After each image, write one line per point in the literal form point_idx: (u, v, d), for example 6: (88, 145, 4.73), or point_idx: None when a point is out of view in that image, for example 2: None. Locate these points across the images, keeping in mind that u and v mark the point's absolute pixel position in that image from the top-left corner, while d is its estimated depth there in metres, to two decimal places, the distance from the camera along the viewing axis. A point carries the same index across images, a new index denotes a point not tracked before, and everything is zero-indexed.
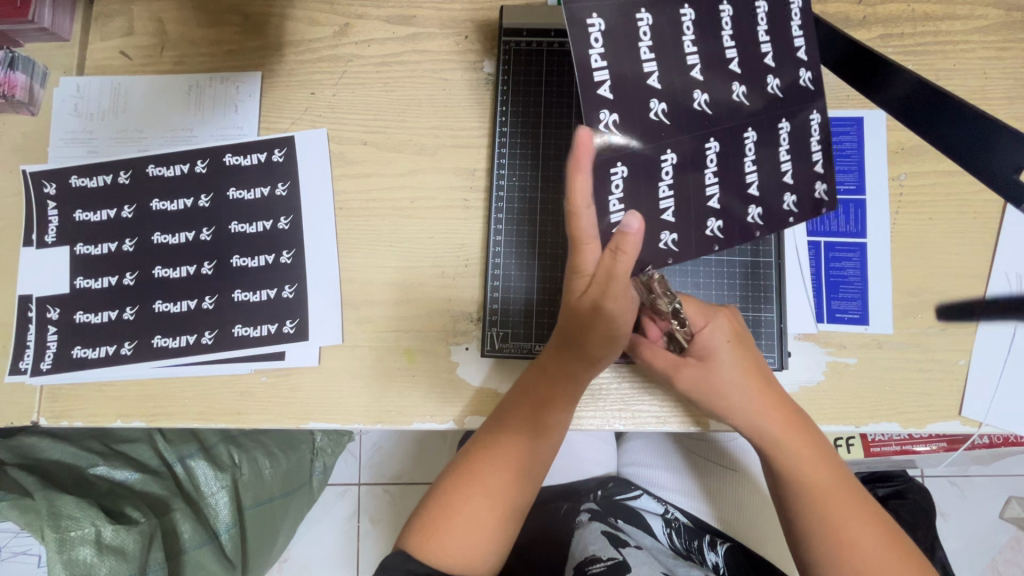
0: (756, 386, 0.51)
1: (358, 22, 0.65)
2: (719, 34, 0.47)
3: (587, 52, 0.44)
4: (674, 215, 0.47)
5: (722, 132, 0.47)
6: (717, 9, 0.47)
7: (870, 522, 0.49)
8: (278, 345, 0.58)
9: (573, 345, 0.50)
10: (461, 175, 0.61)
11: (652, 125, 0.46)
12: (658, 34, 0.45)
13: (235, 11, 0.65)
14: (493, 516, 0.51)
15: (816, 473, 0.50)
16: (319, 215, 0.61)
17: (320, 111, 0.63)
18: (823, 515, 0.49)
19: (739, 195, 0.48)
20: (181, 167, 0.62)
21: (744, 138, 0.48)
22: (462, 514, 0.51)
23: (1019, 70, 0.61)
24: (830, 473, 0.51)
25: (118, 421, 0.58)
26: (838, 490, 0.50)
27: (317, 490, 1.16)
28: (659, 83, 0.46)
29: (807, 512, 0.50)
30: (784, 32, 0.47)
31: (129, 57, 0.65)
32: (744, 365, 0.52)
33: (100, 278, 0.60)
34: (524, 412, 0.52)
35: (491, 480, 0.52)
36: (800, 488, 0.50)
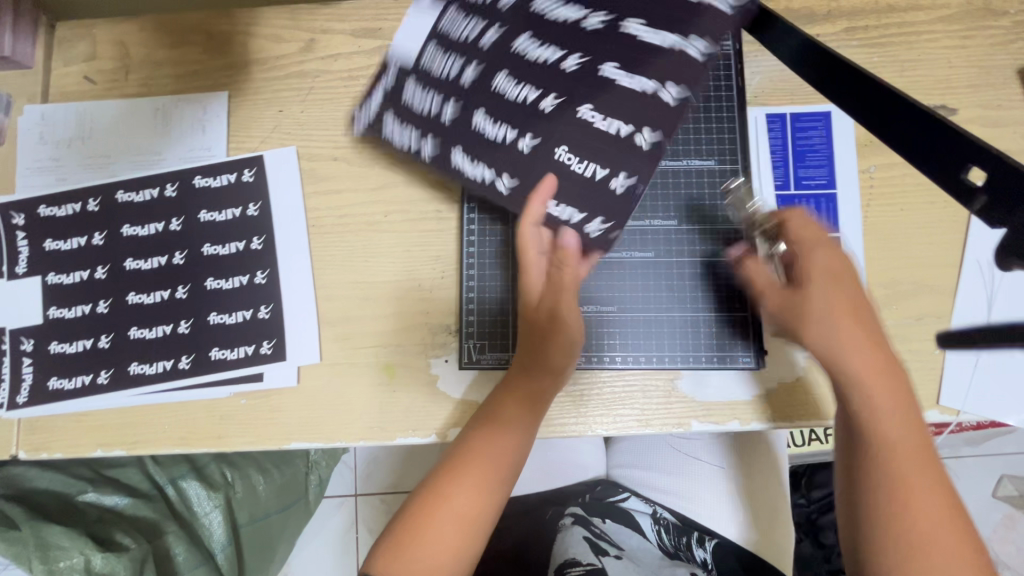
0: (853, 321, 0.47)
1: (324, 37, 0.64)
2: (500, 47, 0.57)
3: (447, 154, 0.58)
4: (602, 162, 0.56)
5: (602, 74, 0.55)
6: (456, 32, 0.58)
7: (939, 501, 0.44)
8: (255, 366, 0.58)
9: (539, 350, 0.52)
10: (433, 188, 0.61)
11: (508, 128, 0.57)
12: (444, 95, 0.58)
13: (200, 31, 0.65)
14: (468, 521, 0.51)
15: (895, 433, 0.46)
16: (292, 234, 0.60)
17: (288, 128, 0.63)
18: (893, 473, 0.45)
19: (657, 106, 0.55)
20: (151, 192, 0.61)
21: (625, 54, 0.55)
22: (438, 518, 0.50)
23: (984, 57, 0.61)
24: (912, 444, 0.45)
25: (99, 451, 0.58)
26: (914, 463, 0.45)
27: (314, 502, 1.15)
28: (513, 121, 0.57)
29: (867, 477, 0.45)
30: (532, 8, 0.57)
31: (94, 82, 0.64)
32: (840, 309, 0.48)
33: (73, 307, 0.60)
34: (505, 415, 0.53)
35: (469, 484, 0.51)
36: (872, 446, 0.46)
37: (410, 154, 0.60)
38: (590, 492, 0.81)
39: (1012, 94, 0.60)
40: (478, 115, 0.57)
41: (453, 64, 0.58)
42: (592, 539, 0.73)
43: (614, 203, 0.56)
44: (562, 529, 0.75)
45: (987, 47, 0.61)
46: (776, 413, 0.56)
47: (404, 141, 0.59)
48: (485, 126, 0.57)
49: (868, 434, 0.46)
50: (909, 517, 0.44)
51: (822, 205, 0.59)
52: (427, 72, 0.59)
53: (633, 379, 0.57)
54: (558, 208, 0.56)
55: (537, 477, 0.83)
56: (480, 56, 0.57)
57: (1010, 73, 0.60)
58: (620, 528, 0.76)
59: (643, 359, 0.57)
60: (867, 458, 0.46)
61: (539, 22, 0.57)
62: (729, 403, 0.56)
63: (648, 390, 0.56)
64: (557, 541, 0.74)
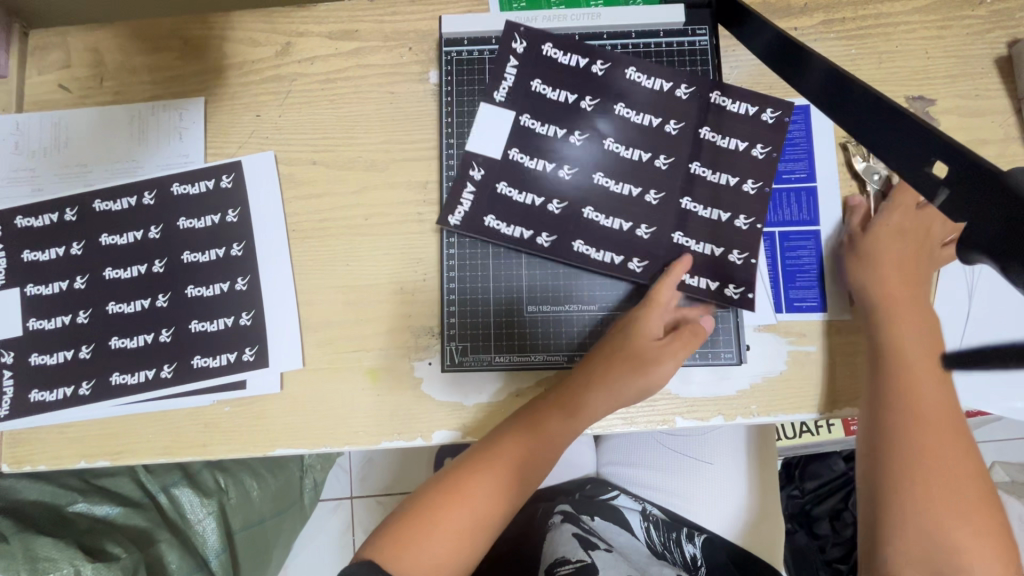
0: (909, 301, 0.54)
1: (300, 40, 0.64)
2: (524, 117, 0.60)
3: (594, 218, 0.58)
4: (676, 131, 0.59)
5: (614, 80, 0.60)
6: (475, 116, 0.61)
7: (956, 471, 0.49)
8: (237, 374, 0.58)
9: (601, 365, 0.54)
10: (413, 190, 0.61)
11: (654, 189, 0.59)
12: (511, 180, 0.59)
13: (175, 37, 0.64)
14: (473, 527, 0.51)
15: (925, 403, 0.51)
16: (272, 240, 0.60)
17: (266, 133, 0.62)
18: (919, 451, 0.50)
19: (682, 76, 0.60)
20: (128, 200, 0.61)
21: (613, 61, 0.61)
22: (450, 522, 0.51)
23: (961, 47, 0.61)
24: (941, 420, 0.51)
25: (83, 462, 0.57)
26: (940, 434, 0.50)
27: (308, 505, 1.16)
28: (580, 164, 0.59)
29: (897, 442, 0.51)
30: (502, 67, 0.61)
31: (69, 90, 0.64)
32: (903, 271, 0.54)
33: (53, 318, 0.59)
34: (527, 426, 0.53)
35: (478, 492, 0.52)
36: (902, 418, 0.51)
37: (536, 245, 0.58)
38: (580, 491, 0.82)
39: (990, 83, 0.60)
40: (594, 164, 0.59)
41: (554, 128, 0.60)
42: (582, 537, 0.71)
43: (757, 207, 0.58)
44: (550, 529, 0.73)
45: (964, 37, 0.61)
46: (760, 407, 0.55)
47: (524, 265, 0.59)
48: (630, 166, 0.59)
49: (903, 400, 0.51)
50: (925, 480, 0.49)
51: (802, 198, 0.59)
52: (520, 144, 0.60)
53: None
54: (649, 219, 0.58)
55: None
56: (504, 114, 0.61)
57: (987, 62, 0.60)
58: (610, 526, 0.74)
59: None
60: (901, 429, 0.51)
61: (591, 79, 0.61)
62: (711, 400, 0.56)
63: None
64: (547, 542, 0.72)
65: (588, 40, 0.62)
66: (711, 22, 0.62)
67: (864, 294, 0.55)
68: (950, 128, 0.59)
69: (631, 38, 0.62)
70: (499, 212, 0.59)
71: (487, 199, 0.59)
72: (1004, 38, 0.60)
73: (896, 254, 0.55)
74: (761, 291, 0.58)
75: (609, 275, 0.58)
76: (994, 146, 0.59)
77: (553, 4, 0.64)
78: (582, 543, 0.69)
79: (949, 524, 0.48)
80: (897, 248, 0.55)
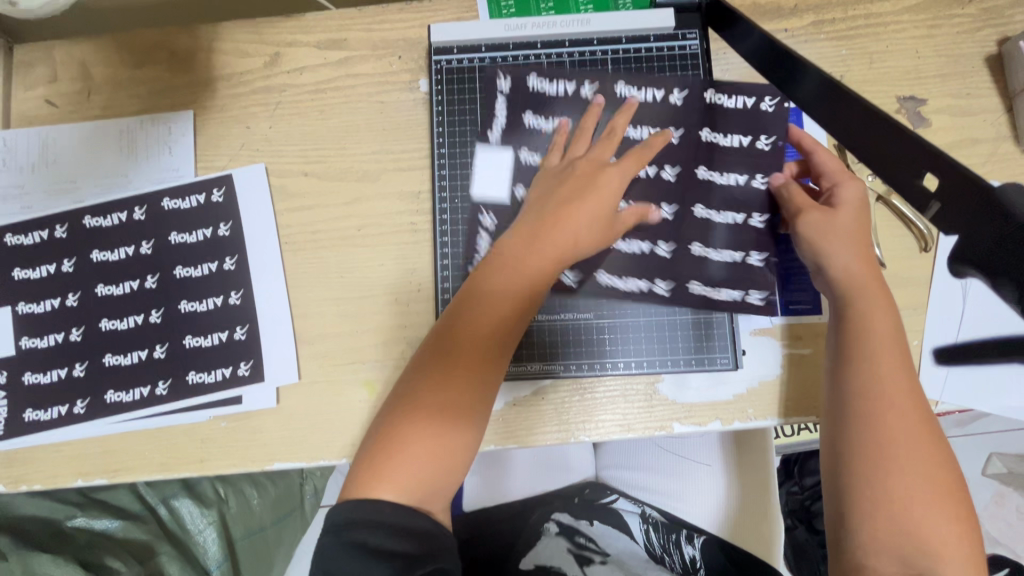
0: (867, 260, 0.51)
1: (289, 50, 0.63)
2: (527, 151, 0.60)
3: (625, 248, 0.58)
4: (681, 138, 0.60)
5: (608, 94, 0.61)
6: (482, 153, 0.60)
7: (923, 443, 0.45)
8: (233, 389, 0.58)
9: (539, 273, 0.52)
10: (406, 199, 0.61)
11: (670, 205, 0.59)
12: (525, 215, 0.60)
13: (162, 49, 0.64)
14: (451, 463, 0.48)
15: (889, 372, 0.48)
16: (264, 253, 0.60)
17: (257, 145, 0.62)
18: (881, 420, 0.46)
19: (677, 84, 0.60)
20: (118, 216, 0.60)
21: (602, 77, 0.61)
22: (434, 467, 0.47)
23: (951, 46, 0.61)
24: (904, 391, 0.47)
25: (80, 480, 0.57)
26: (905, 406, 0.46)
27: (311, 512, 1.05)
28: None
29: (859, 418, 0.47)
30: (494, 103, 0.61)
31: (56, 105, 0.63)
32: (859, 241, 0.52)
33: (45, 336, 0.59)
34: (538, 255, 0.51)
35: (447, 421, 0.48)
36: (864, 385, 0.47)
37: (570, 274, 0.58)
38: (579, 495, 0.81)
39: (981, 81, 0.60)
40: None
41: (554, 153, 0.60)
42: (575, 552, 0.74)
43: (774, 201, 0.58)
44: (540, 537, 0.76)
45: (954, 36, 0.61)
46: (756, 411, 0.56)
47: (557, 295, 0.58)
48: (651, 184, 0.59)
49: (865, 375, 0.48)
50: (892, 459, 0.45)
51: None
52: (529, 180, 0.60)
53: (614, 385, 0.57)
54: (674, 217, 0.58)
55: (526, 483, 0.83)
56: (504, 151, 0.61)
57: (978, 60, 0.60)
58: (607, 530, 0.77)
59: (623, 366, 0.57)
60: (864, 404, 0.47)
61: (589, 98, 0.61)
62: (708, 405, 0.56)
63: (628, 395, 0.56)
64: (536, 548, 0.75)
65: (565, 47, 0.62)
66: (702, 26, 0.62)
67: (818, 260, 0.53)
68: (942, 127, 0.59)
69: (621, 43, 0.62)
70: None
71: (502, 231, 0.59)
72: (994, 35, 0.60)
73: (847, 227, 0.52)
74: (758, 295, 0.57)
75: (645, 301, 0.58)
76: (986, 144, 0.59)
77: (542, 9, 0.62)
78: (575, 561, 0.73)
79: (914, 508, 0.44)
80: (851, 217, 0.52)
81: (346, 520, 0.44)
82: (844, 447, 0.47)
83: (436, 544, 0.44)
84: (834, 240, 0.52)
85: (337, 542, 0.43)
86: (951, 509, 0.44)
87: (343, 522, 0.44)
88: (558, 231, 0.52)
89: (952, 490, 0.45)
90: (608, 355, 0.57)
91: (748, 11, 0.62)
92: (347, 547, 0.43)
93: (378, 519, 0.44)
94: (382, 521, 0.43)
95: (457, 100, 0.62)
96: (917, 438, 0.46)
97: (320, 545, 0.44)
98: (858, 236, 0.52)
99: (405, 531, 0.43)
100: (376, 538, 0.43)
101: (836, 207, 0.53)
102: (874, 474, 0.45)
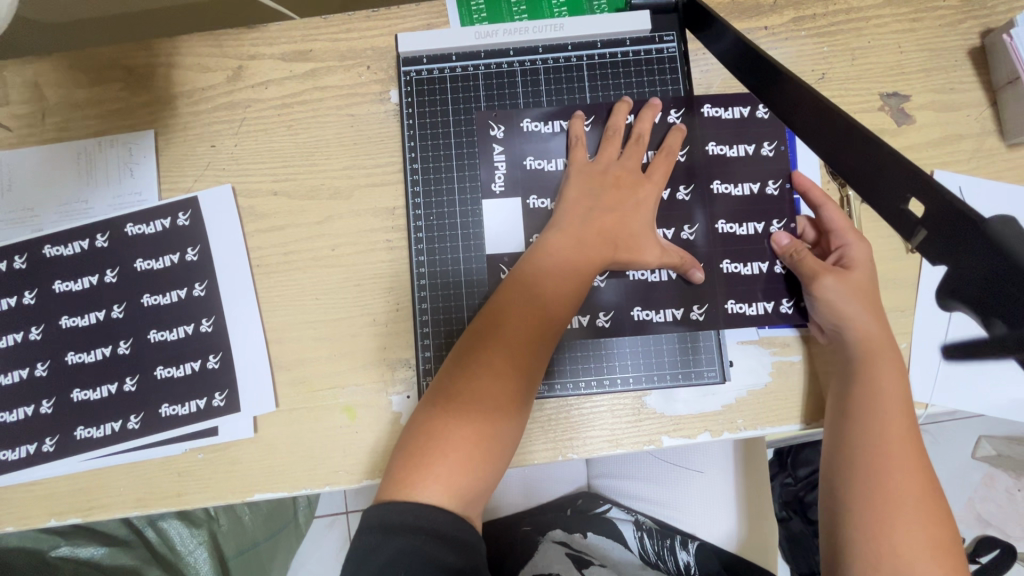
0: (874, 302, 0.51)
1: (252, 63, 0.61)
2: (529, 186, 0.58)
3: (642, 275, 0.57)
4: (685, 154, 0.58)
5: (599, 110, 0.59)
6: (493, 189, 0.59)
7: (916, 455, 0.46)
8: (208, 420, 0.56)
9: (572, 284, 0.50)
10: (381, 216, 0.59)
11: (687, 226, 0.57)
12: None
13: (118, 67, 0.61)
14: (483, 470, 0.47)
15: (890, 396, 0.48)
16: (235, 277, 0.58)
17: (222, 164, 0.59)
18: (892, 463, 0.45)
19: (670, 99, 0.59)
20: (80, 244, 0.58)
21: (589, 95, 0.60)
22: (471, 473, 0.46)
23: (933, 39, 0.59)
24: (907, 422, 0.47)
25: (52, 520, 0.54)
26: (906, 440, 0.46)
27: (305, 524, 1.05)
28: None
29: (859, 453, 0.46)
30: (485, 140, 0.59)
31: (9, 129, 0.60)
32: (867, 294, 0.51)
33: (8, 373, 0.56)
34: (580, 259, 0.51)
35: (481, 426, 0.47)
36: (870, 421, 0.47)
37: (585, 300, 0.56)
38: (572, 506, 0.83)
39: (964, 75, 0.59)
40: None
41: (554, 180, 0.58)
42: (574, 554, 0.75)
43: (779, 208, 0.57)
44: (540, 541, 0.77)
45: (936, 28, 0.59)
46: (746, 421, 0.54)
47: (575, 324, 0.56)
48: (662, 206, 0.57)
49: (866, 389, 0.49)
50: (889, 480, 0.44)
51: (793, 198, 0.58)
52: (536, 221, 0.58)
53: (601, 402, 0.55)
54: (690, 233, 0.57)
55: (521, 497, 0.83)
56: (506, 186, 0.59)
57: (960, 54, 0.59)
58: (603, 540, 0.77)
59: (611, 382, 0.56)
60: (861, 415, 0.48)
61: (579, 106, 0.59)
62: (697, 417, 0.55)
63: (616, 411, 0.55)
64: (535, 557, 0.76)
65: (540, 54, 0.60)
66: (679, 27, 0.60)
67: (829, 308, 0.51)
68: (927, 123, 0.58)
69: (597, 47, 0.60)
70: (513, 258, 0.58)
71: (496, 247, 0.58)
72: (976, 28, 0.59)
73: (858, 286, 0.51)
74: (765, 305, 0.56)
75: (669, 331, 0.56)
76: (970, 140, 0.58)
77: (516, 15, 0.62)
78: (574, 564, 0.74)
79: (913, 547, 0.42)
80: (863, 277, 0.52)
81: (393, 521, 0.43)
82: (841, 456, 0.47)
83: (476, 557, 0.43)
84: (845, 295, 0.50)
85: (388, 546, 0.42)
86: (943, 522, 0.43)
87: (389, 524, 0.43)
88: (600, 237, 0.52)
89: (945, 515, 0.44)
90: (596, 372, 0.56)
91: (726, 9, 0.60)
92: (395, 551, 0.41)
93: (422, 524, 0.43)
94: (423, 527, 0.42)
95: (442, 142, 0.60)
96: (914, 450, 0.46)
97: (361, 550, 0.42)
98: (866, 290, 0.51)
99: (449, 541, 0.42)
100: (423, 544, 0.42)
101: (846, 267, 0.52)
102: (871, 483, 0.45)
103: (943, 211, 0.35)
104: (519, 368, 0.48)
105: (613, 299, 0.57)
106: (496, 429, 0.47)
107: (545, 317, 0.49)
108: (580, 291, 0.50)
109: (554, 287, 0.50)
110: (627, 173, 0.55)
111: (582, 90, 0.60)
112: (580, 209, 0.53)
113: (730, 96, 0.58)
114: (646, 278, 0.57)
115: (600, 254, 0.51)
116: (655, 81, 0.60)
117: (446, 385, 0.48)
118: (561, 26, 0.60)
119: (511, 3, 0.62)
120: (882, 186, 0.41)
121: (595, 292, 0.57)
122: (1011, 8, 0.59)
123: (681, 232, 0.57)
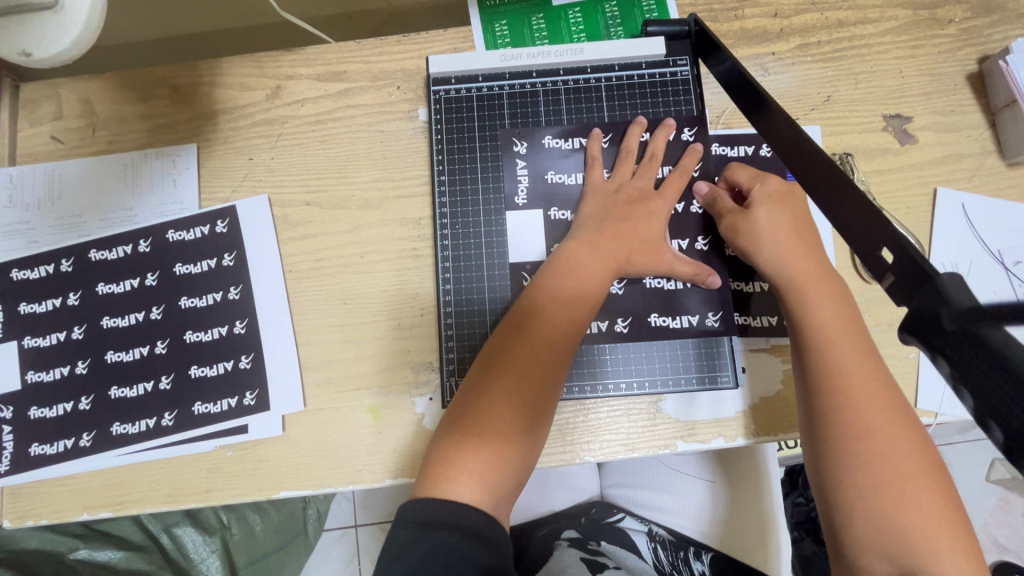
0: (835, 303, 0.51)
1: (290, 83, 0.65)
2: (547, 197, 0.62)
3: (656, 284, 0.59)
4: (699, 170, 0.61)
5: (615, 127, 0.62)
6: (515, 199, 0.62)
7: (884, 388, 0.46)
8: (239, 418, 0.58)
9: (591, 290, 0.53)
10: (407, 226, 0.62)
11: (701, 237, 0.60)
12: None
13: (165, 85, 0.65)
14: (515, 465, 0.48)
15: (852, 378, 0.46)
16: (269, 281, 0.61)
17: (260, 176, 0.63)
18: (845, 401, 0.46)
19: (684, 119, 0.62)
20: (123, 249, 0.61)
21: (606, 114, 0.63)
22: (504, 469, 0.48)
23: (933, 65, 0.63)
24: (867, 381, 0.46)
25: (85, 514, 0.56)
26: (870, 396, 0.46)
27: (315, 537, 1.06)
28: None
29: (825, 407, 0.46)
30: (508, 155, 0.63)
31: (62, 141, 0.64)
32: (790, 234, 0.54)
33: (51, 369, 0.59)
34: (599, 267, 0.54)
35: (508, 420, 0.49)
36: (829, 382, 0.47)
37: (602, 307, 0.59)
38: (586, 514, 0.83)
39: (963, 99, 0.62)
40: None
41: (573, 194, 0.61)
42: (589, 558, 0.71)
43: None
44: (555, 548, 0.74)
45: (936, 55, 0.63)
46: (759, 427, 0.56)
47: (592, 330, 0.58)
48: (677, 220, 0.60)
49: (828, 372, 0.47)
50: (851, 413, 0.45)
51: None
52: (556, 233, 0.61)
53: (617, 405, 0.57)
54: (704, 244, 0.60)
55: (531, 505, 0.85)
56: (529, 199, 0.62)
57: (960, 79, 0.62)
58: (618, 550, 0.75)
59: (626, 387, 0.57)
60: (825, 378, 0.47)
61: (596, 124, 0.63)
62: (713, 422, 0.56)
63: (632, 415, 0.57)
64: (549, 562, 0.72)
65: (560, 76, 0.64)
66: (691, 53, 0.64)
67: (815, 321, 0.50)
68: (929, 143, 0.61)
69: (614, 70, 0.64)
70: (534, 266, 0.60)
71: (517, 256, 0.61)
72: (974, 54, 0.62)
73: None
74: (772, 318, 0.59)
75: (685, 340, 0.59)
76: (971, 159, 0.60)
77: (536, 40, 0.67)
78: (590, 568, 0.70)
79: (889, 464, 0.43)
80: None
81: (429, 518, 0.44)
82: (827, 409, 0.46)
83: (506, 555, 0.45)
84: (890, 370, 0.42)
85: (424, 542, 0.43)
86: (958, 515, 0.42)
87: (425, 522, 0.44)
88: (617, 244, 0.55)
89: (902, 424, 0.45)
90: (610, 376, 0.58)
91: (735, 36, 0.64)
92: (430, 547, 0.42)
93: (458, 522, 0.44)
94: (459, 526, 0.44)
95: (466, 157, 0.63)
96: (864, 388, 0.46)
97: (397, 544, 0.44)
98: (787, 229, 0.54)
99: (483, 539, 0.44)
100: (458, 541, 0.43)
101: None
102: (841, 420, 0.45)
103: (909, 262, 0.41)
104: (544, 365, 0.50)
105: (630, 306, 0.59)
106: (523, 429, 0.49)
107: (566, 322, 0.52)
108: (599, 295, 0.53)
109: (575, 291, 0.53)
110: (643, 188, 0.58)
111: (600, 109, 0.63)
112: (596, 220, 0.56)
113: (735, 135, 0.62)
114: (662, 286, 0.59)
115: (618, 262, 0.54)
116: (670, 101, 0.63)
117: (472, 389, 0.51)
118: (581, 52, 0.64)
119: (532, 31, 0.67)
120: (860, 230, 0.47)
121: (614, 299, 0.59)
122: (1007, 36, 0.63)
123: (694, 244, 0.60)
